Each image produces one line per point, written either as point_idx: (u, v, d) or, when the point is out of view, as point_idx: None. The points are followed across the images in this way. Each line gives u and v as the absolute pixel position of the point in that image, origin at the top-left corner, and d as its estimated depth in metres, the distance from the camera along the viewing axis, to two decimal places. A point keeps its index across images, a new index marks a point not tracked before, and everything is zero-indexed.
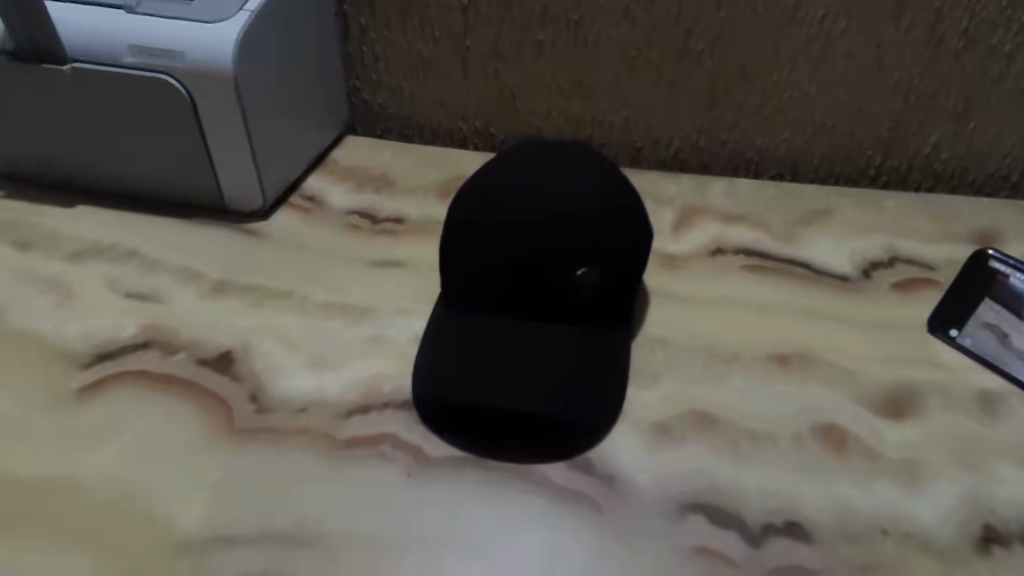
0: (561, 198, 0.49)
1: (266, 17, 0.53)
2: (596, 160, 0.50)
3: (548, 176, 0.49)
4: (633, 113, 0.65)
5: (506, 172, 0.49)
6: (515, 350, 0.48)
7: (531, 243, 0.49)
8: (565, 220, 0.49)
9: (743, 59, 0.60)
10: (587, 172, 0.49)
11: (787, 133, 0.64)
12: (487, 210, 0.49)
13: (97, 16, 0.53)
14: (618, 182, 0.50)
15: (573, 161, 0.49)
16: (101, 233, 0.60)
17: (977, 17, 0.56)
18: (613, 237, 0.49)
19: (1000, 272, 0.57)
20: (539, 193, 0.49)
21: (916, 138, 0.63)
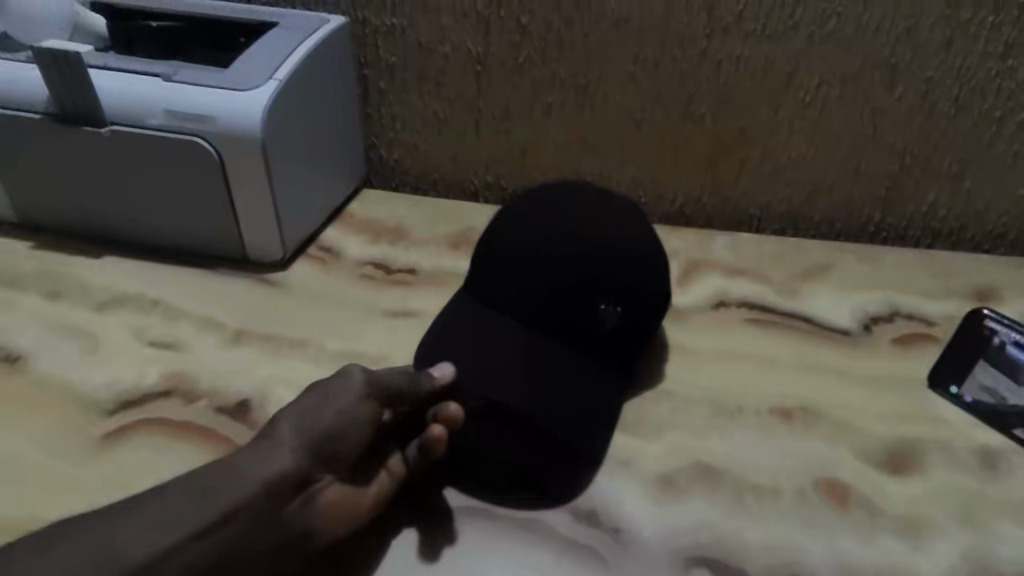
0: (600, 237, 0.51)
1: (292, 85, 0.57)
2: (626, 210, 0.54)
3: (589, 216, 0.52)
4: (640, 170, 0.67)
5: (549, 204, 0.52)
6: (535, 365, 0.49)
7: (563, 267, 0.50)
8: (600, 257, 0.50)
9: (743, 121, 0.63)
10: (622, 226, 0.52)
11: (788, 190, 0.66)
12: (526, 233, 0.51)
13: (137, 84, 0.55)
14: (637, 232, 0.53)
15: (618, 211, 0.53)
16: (128, 284, 0.63)
17: (967, 84, 0.58)
18: (632, 284, 0.52)
19: (995, 337, 0.55)
20: (580, 229, 0.51)
21: (914, 198, 0.65)
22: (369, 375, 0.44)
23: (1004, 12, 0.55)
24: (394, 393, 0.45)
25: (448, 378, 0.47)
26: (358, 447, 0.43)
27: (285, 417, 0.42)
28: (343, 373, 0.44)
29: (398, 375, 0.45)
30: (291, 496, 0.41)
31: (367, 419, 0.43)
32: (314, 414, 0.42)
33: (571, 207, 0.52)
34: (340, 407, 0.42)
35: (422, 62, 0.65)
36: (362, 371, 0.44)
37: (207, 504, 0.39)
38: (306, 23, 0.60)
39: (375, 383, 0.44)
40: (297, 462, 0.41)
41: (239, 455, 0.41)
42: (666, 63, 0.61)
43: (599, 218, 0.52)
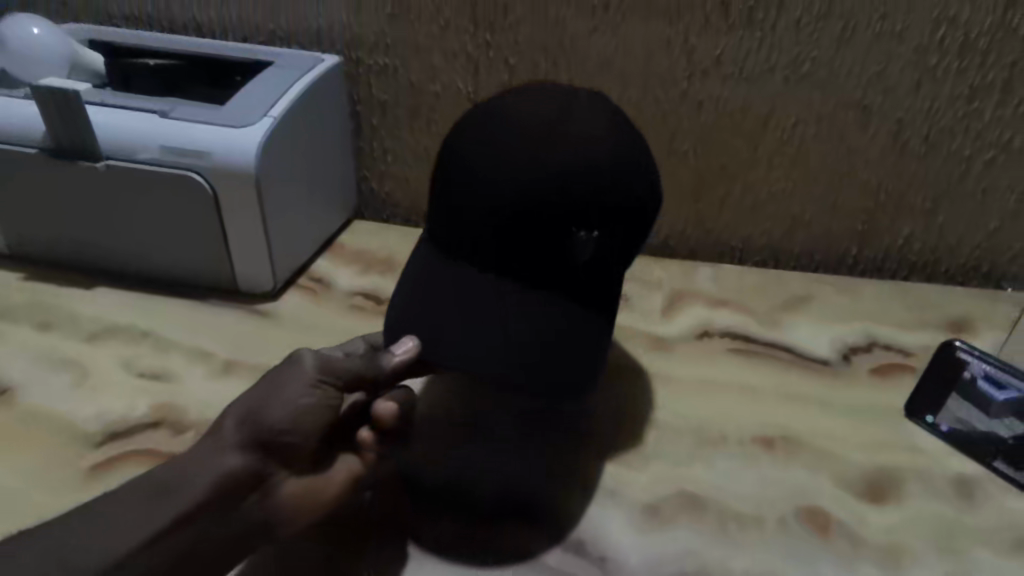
0: (561, 166, 0.40)
1: (287, 122, 0.58)
2: (599, 117, 0.42)
3: (546, 139, 0.40)
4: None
5: (494, 124, 0.41)
6: (503, 332, 0.41)
7: (522, 213, 0.40)
8: (565, 190, 0.40)
9: (723, 158, 0.65)
10: (591, 140, 0.41)
11: (769, 223, 0.68)
12: (472, 170, 0.41)
13: (133, 119, 0.56)
14: (610, 142, 0.41)
15: (581, 112, 0.42)
16: (118, 315, 0.63)
17: (936, 124, 0.61)
18: (615, 210, 0.42)
19: (965, 372, 0.58)
20: (534, 161, 0.40)
21: (890, 232, 0.67)
22: (319, 361, 0.44)
23: (969, 56, 0.57)
24: (349, 381, 0.45)
25: (413, 354, 0.43)
26: (311, 439, 0.44)
27: (232, 411, 0.43)
28: (293, 360, 0.44)
29: (354, 362, 0.45)
30: (251, 489, 0.43)
31: (321, 407, 0.43)
32: (263, 406, 0.42)
33: (520, 130, 0.41)
34: (287, 399, 0.42)
35: (412, 99, 0.67)
36: (312, 356, 0.44)
37: (167, 501, 0.41)
38: (297, 62, 0.61)
39: (325, 370, 0.44)
40: (247, 457, 0.42)
41: (194, 451, 0.43)
42: (648, 103, 0.63)
43: (554, 135, 0.40)
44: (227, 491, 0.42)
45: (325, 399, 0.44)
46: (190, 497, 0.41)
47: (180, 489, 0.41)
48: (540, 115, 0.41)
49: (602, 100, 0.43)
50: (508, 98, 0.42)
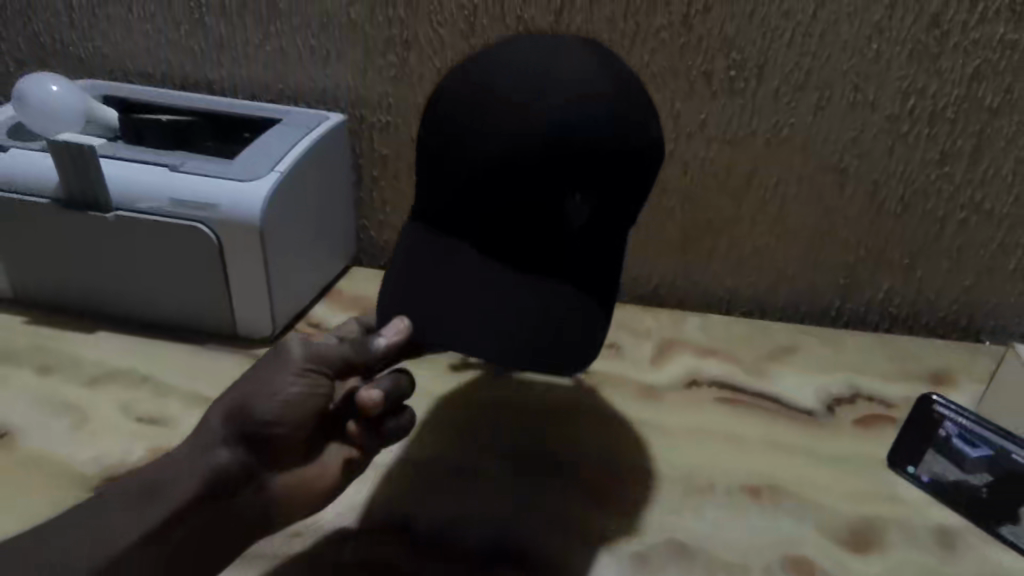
0: (549, 118, 0.39)
1: (291, 176, 0.60)
2: (586, 64, 0.41)
3: (530, 91, 0.40)
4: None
5: (481, 77, 0.41)
6: (502, 305, 0.42)
7: (513, 179, 0.40)
8: (554, 146, 0.39)
9: (710, 213, 0.68)
10: (579, 89, 0.40)
11: (755, 275, 0.71)
12: (461, 126, 0.41)
13: (145, 173, 0.59)
14: (599, 92, 0.40)
15: (571, 63, 0.41)
16: (119, 359, 0.65)
17: (910, 186, 0.63)
18: (609, 165, 0.41)
19: (942, 428, 0.57)
20: (519, 115, 0.39)
21: (871, 285, 0.70)
22: (307, 351, 0.45)
23: (938, 125, 0.60)
24: (337, 366, 0.47)
25: (403, 335, 0.43)
26: (302, 427, 0.45)
27: (218, 407, 0.44)
28: (279, 351, 0.46)
29: (343, 348, 0.47)
30: (242, 483, 0.44)
31: (309, 398, 0.45)
32: (250, 400, 0.44)
33: (505, 85, 0.40)
34: (274, 388, 0.44)
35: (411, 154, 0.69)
36: (298, 343, 0.46)
37: (163, 495, 0.43)
38: (302, 120, 0.64)
39: (313, 359, 0.45)
40: (237, 450, 0.44)
41: (181, 450, 0.44)
42: None
43: (538, 87, 0.40)
44: (220, 482, 0.43)
45: (313, 386, 0.45)
46: (184, 490, 0.43)
47: (175, 483, 0.43)
48: (524, 67, 0.40)
49: (588, 46, 0.43)
50: (492, 51, 0.42)
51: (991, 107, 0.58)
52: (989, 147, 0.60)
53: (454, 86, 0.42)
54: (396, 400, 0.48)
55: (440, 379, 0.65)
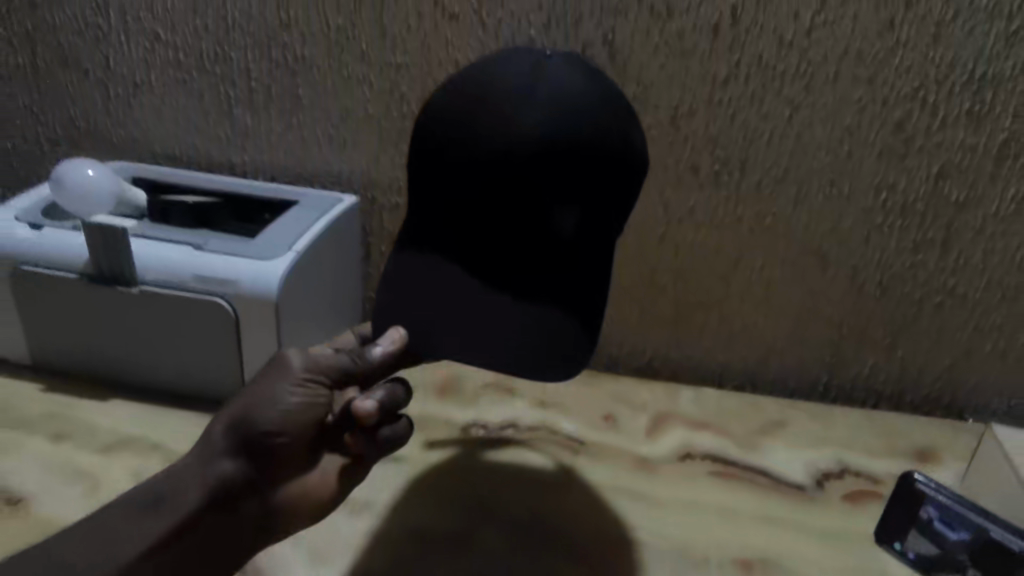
0: (535, 127, 0.41)
1: (308, 256, 0.63)
2: (572, 74, 0.43)
3: (518, 99, 0.42)
4: (618, 334, 0.75)
5: (473, 88, 0.43)
6: (503, 321, 0.43)
7: (508, 186, 0.42)
8: (543, 154, 0.41)
9: (705, 292, 0.70)
10: (564, 96, 0.42)
11: (746, 350, 0.73)
12: (455, 135, 0.43)
13: (172, 251, 0.61)
14: (581, 103, 0.42)
15: (559, 73, 0.43)
16: (132, 427, 0.66)
17: (887, 271, 0.65)
18: (597, 179, 0.43)
19: (923, 509, 0.59)
20: (507, 122, 0.41)
21: (856, 363, 0.72)
22: (306, 361, 0.47)
23: (910, 218, 0.61)
24: (337, 375, 0.48)
25: (399, 345, 0.44)
26: (304, 435, 0.47)
27: (220, 419, 0.46)
28: (281, 361, 0.47)
29: (340, 357, 0.48)
30: (245, 493, 0.47)
31: (307, 409, 0.47)
32: (252, 411, 0.46)
33: (495, 94, 0.42)
34: (275, 399, 0.46)
35: None
36: (297, 354, 0.47)
37: (170, 506, 0.45)
38: (317, 203, 0.66)
39: (312, 371, 0.47)
40: (240, 462, 0.46)
41: (187, 460, 0.47)
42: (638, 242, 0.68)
43: (525, 95, 0.42)
44: (224, 491, 0.46)
45: (314, 395, 0.47)
46: (189, 501, 0.45)
47: (180, 494, 0.46)
48: (511, 76, 0.42)
49: (576, 61, 0.44)
50: (480, 62, 0.44)
51: (958, 202, 0.59)
52: (958, 238, 0.61)
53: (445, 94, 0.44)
54: (390, 409, 0.48)
55: (424, 454, 0.66)
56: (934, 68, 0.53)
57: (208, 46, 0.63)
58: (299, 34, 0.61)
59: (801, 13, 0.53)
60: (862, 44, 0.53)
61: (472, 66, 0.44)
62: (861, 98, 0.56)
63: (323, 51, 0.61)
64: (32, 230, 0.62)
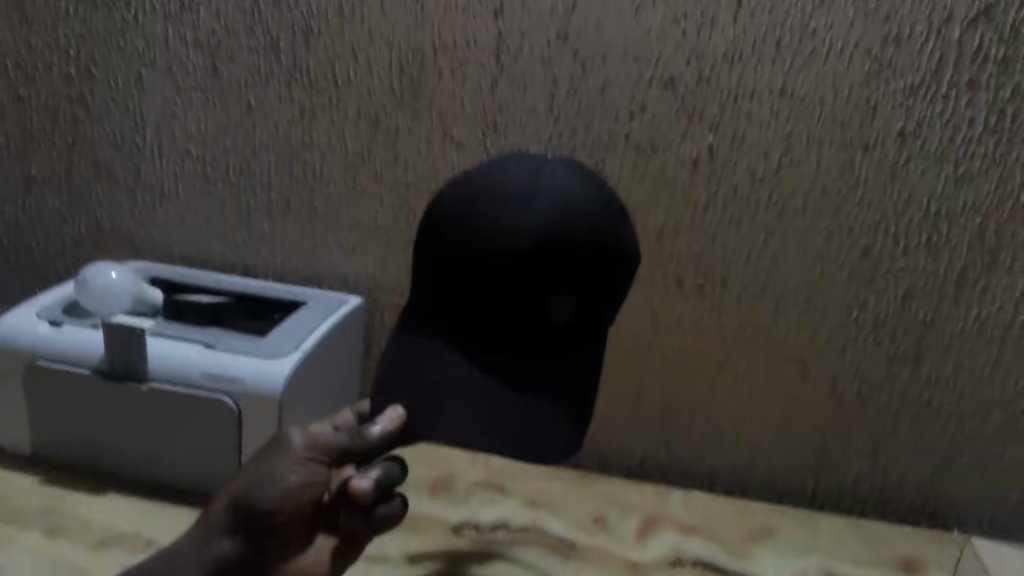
0: (537, 226, 0.46)
1: (313, 355, 0.64)
2: (570, 179, 0.48)
3: (519, 200, 0.46)
4: (602, 438, 0.74)
5: (477, 189, 0.47)
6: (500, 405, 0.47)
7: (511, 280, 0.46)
8: (541, 252, 0.46)
9: (694, 393, 0.70)
10: (562, 200, 0.46)
11: (732, 452, 0.72)
12: (459, 235, 0.47)
13: (185, 349, 0.64)
14: (577, 203, 0.46)
15: (557, 176, 0.47)
16: (133, 525, 0.64)
17: (865, 381, 0.66)
18: (589, 272, 0.46)
19: None
20: (510, 221, 0.46)
21: (843, 469, 0.70)
22: (306, 440, 0.48)
23: (881, 334, 0.64)
24: (336, 454, 0.49)
25: (397, 423, 0.47)
26: (303, 513, 0.48)
27: (221, 497, 0.48)
28: (282, 440, 0.49)
29: (340, 436, 0.49)
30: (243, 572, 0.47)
31: (308, 486, 0.48)
32: (253, 490, 0.47)
33: (497, 198, 0.47)
34: (277, 479, 0.47)
35: None
36: (299, 434, 0.49)
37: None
38: (324, 305, 0.68)
39: (313, 449, 0.48)
40: (239, 541, 0.47)
41: (188, 536, 0.48)
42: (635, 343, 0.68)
43: (527, 197, 0.46)
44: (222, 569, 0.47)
45: (313, 473, 0.48)
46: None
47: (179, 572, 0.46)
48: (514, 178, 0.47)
49: (574, 164, 0.49)
50: (484, 164, 0.49)
51: (925, 319, 0.63)
52: (930, 353, 0.64)
53: (451, 196, 0.48)
54: (386, 489, 0.48)
55: (407, 570, 0.60)
56: (892, 204, 0.58)
57: (234, 162, 0.67)
58: (319, 154, 0.66)
59: (770, 154, 0.58)
60: (826, 180, 0.58)
61: (477, 169, 0.49)
62: (828, 228, 0.60)
63: (340, 170, 0.66)
64: (53, 327, 0.65)
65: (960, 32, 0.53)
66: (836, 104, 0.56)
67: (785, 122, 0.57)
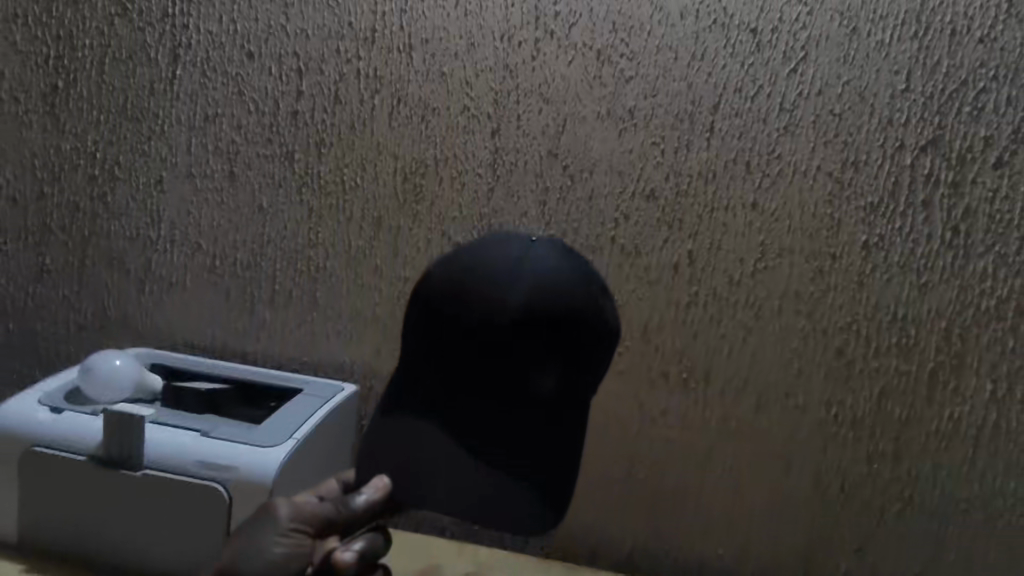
0: (521, 301, 0.52)
1: (308, 444, 0.63)
2: (549, 259, 0.55)
3: (505, 279, 0.53)
4: (578, 519, 0.69)
5: (466, 268, 0.54)
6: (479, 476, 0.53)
7: (493, 356, 0.53)
8: (524, 324, 0.52)
9: (682, 483, 0.67)
10: (543, 279, 0.53)
11: (721, 544, 0.68)
12: (448, 312, 0.53)
13: (181, 436, 0.62)
14: (561, 282, 0.53)
15: (542, 258, 0.55)
16: None
17: (847, 477, 0.64)
18: (568, 343, 0.53)
19: None
20: (498, 298, 0.52)
21: (830, 564, 0.66)
22: (291, 511, 0.47)
23: (861, 430, 0.63)
24: (322, 527, 0.47)
25: (383, 491, 0.50)
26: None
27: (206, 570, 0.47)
28: (269, 511, 0.47)
29: (325, 508, 0.48)
30: None
31: (292, 559, 0.46)
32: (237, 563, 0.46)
33: (485, 276, 0.53)
34: (262, 550, 0.46)
35: None
36: (285, 505, 0.47)
37: None
38: (320, 392, 0.68)
39: (296, 521, 0.47)
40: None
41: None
42: (625, 433, 0.67)
43: (511, 277, 0.53)
44: None
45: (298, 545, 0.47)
46: None
47: None
48: (500, 261, 0.54)
49: (556, 245, 0.56)
50: (472, 246, 0.56)
51: (901, 419, 0.63)
52: (908, 453, 0.63)
53: (439, 275, 0.55)
54: (369, 560, 0.48)
55: None
56: (862, 308, 0.61)
57: (242, 257, 0.71)
58: (324, 250, 0.69)
59: (745, 260, 0.62)
60: (799, 286, 0.62)
61: (465, 249, 0.55)
62: (804, 328, 0.62)
63: (343, 263, 0.69)
64: (51, 413, 0.64)
65: (912, 157, 0.58)
66: (803, 219, 0.60)
67: (757, 232, 0.61)
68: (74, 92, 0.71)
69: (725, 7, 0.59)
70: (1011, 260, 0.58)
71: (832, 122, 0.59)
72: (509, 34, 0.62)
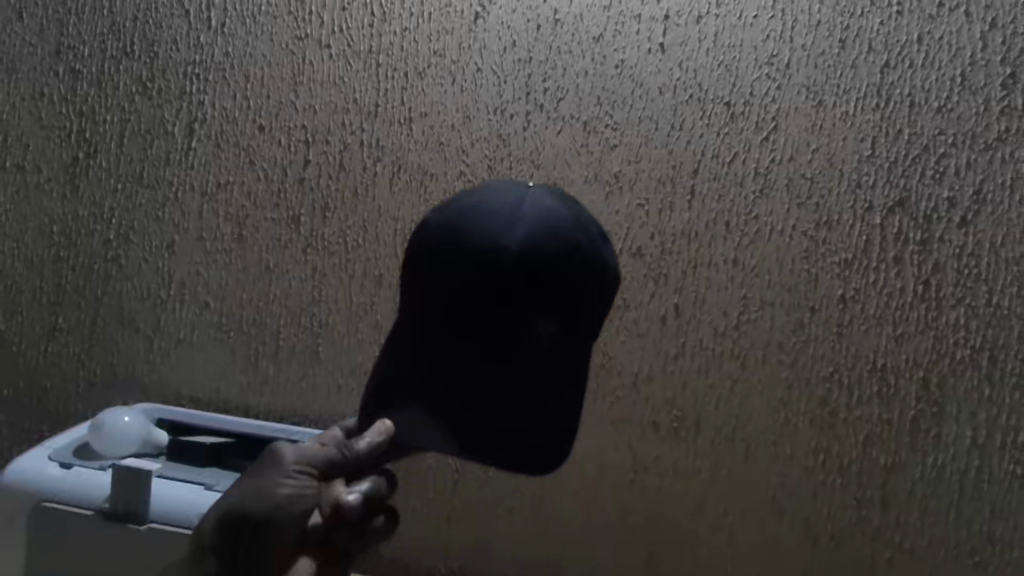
0: (517, 239, 0.56)
1: None
2: (546, 201, 0.60)
3: (502, 222, 0.57)
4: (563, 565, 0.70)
5: (463, 217, 0.59)
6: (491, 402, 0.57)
7: (488, 295, 0.56)
8: (524, 266, 0.56)
9: (678, 530, 0.67)
10: (543, 216, 0.58)
11: None
12: (447, 249, 0.58)
13: (185, 490, 0.63)
14: (558, 225, 0.58)
15: (536, 199, 0.59)
16: None
17: (838, 525, 0.65)
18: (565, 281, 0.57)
19: None
20: (497, 238, 0.56)
21: None
22: (295, 454, 0.53)
23: (848, 477, 0.64)
24: (320, 464, 0.53)
25: (386, 433, 0.57)
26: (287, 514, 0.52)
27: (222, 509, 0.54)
28: (276, 456, 0.54)
29: (324, 451, 0.54)
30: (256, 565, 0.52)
31: (299, 496, 0.52)
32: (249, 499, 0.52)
33: (476, 224, 0.57)
34: (270, 486, 0.52)
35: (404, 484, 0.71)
36: (286, 448, 0.54)
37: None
38: None
39: (302, 463, 0.53)
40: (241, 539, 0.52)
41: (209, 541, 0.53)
42: (621, 478, 0.68)
43: (511, 219, 0.57)
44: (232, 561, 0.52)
45: (299, 481, 0.52)
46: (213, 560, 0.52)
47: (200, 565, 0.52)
48: (499, 208, 0.58)
49: (553, 193, 0.61)
50: (468, 196, 0.60)
51: (886, 465, 0.64)
52: (896, 500, 0.64)
53: (437, 226, 0.60)
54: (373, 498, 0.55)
55: None
56: (843, 358, 0.63)
57: (248, 314, 0.74)
58: (326, 306, 0.72)
59: (729, 312, 0.65)
60: (782, 337, 0.64)
61: (460, 199, 0.61)
62: (788, 378, 0.65)
63: (344, 319, 0.71)
64: (61, 468, 0.66)
65: (881, 218, 0.62)
66: (782, 274, 0.64)
67: (739, 287, 0.65)
68: (94, 162, 0.76)
69: (700, 83, 0.64)
70: (981, 312, 0.61)
71: (804, 186, 0.63)
72: (502, 109, 0.67)
